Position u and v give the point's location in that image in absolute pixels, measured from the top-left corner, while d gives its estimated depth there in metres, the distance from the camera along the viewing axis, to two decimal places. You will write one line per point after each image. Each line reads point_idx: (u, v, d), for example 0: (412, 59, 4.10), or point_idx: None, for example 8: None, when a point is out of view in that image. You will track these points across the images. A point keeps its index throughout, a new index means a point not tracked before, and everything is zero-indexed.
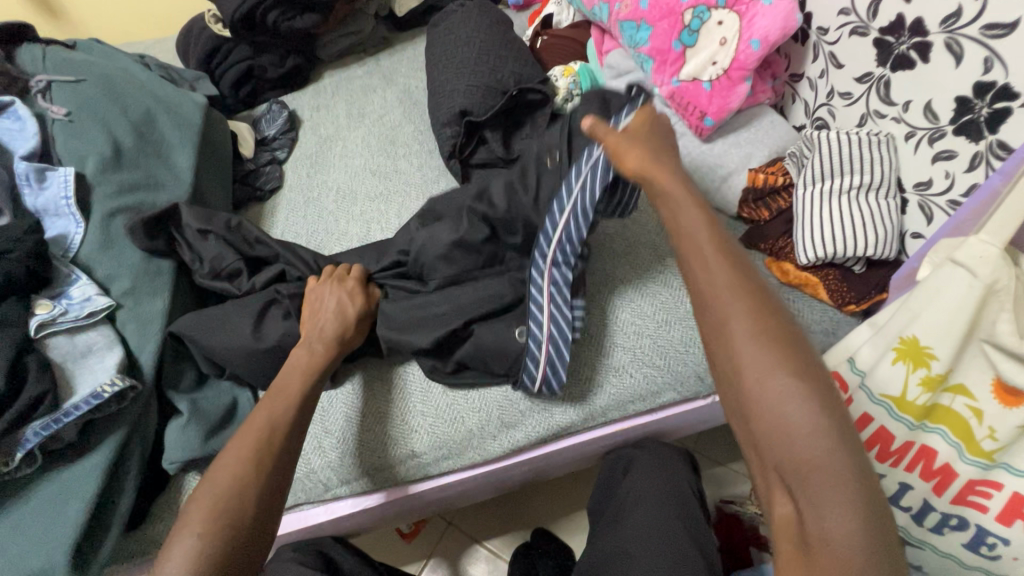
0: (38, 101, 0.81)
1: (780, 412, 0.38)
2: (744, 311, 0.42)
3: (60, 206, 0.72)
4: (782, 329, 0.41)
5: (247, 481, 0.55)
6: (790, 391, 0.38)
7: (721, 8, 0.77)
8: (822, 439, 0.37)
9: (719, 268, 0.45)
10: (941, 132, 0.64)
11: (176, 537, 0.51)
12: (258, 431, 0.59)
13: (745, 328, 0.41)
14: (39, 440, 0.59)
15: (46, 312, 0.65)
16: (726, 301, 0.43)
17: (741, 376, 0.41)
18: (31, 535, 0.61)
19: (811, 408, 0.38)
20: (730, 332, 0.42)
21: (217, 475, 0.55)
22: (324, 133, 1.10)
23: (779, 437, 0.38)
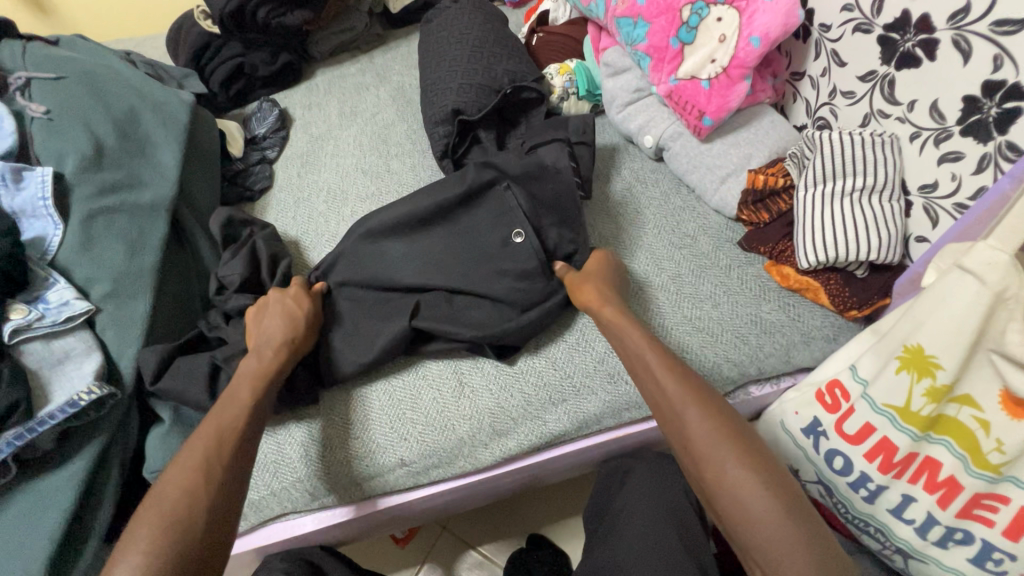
0: (17, 99, 0.78)
1: (742, 505, 0.49)
2: (704, 424, 0.53)
3: (38, 207, 0.70)
4: (734, 429, 0.53)
5: (201, 485, 0.53)
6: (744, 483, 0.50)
7: (720, 5, 0.75)
8: (779, 522, 0.48)
9: (675, 387, 0.56)
10: (947, 133, 0.61)
11: (121, 547, 0.49)
12: (212, 433, 0.57)
13: (701, 437, 0.53)
14: (11, 450, 0.57)
15: (21, 317, 0.62)
16: (686, 416, 0.54)
17: (716, 475, 0.51)
18: (3, 548, 0.58)
19: (765, 493, 0.49)
20: (688, 437, 0.53)
21: (164, 487, 0.53)
22: (315, 132, 1.08)
23: (744, 521, 0.49)
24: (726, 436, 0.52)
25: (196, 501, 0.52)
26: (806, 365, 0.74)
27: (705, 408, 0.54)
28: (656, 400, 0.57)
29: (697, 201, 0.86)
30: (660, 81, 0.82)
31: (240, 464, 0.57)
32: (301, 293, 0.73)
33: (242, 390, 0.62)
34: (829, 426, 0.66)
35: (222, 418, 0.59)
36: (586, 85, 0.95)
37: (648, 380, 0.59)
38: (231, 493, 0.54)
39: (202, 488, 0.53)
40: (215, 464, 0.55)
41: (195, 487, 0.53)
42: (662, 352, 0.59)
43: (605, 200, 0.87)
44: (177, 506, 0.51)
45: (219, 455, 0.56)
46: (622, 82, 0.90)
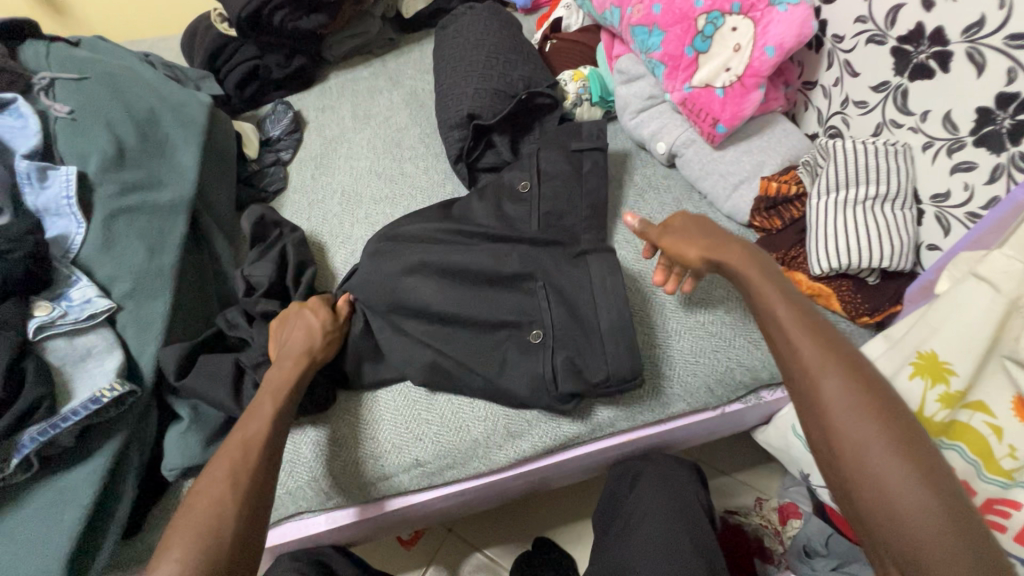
0: (41, 99, 0.79)
1: (878, 479, 0.43)
2: (846, 387, 0.47)
3: (61, 206, 0.71)
4: (889, 405, 0.46)
5: (228, 497, 0.53)
6: (893, 468, 0.43)
7: (735, 14, 0.76)
8: (930, 514, 0.41)
9: (811, 346, 0.51)
10: (960, 143, 0.63)
11: (156, 559, 0.50)
12: (237, 447, 0.58)
13: (840, 402, 0.47)
14: (35, 445, 0.58)
15: (45, 314, 0.63)
16: (824, 378, 0.48)
17: (854, 453, 0.45)
18: (26, 542, 0.59)
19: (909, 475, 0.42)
20: (824, 400, 0.48)
21: (197, 499, 0.53)
22: (329, 135, 1.09)
23: (880, 503, 0.43)
24: (873, 411, 0.46)
25: (230, 514, 0.53)
26: None
27: (853, 373, 0.48)
28: (787, 362, 0.52)
29: (709, 206, 0.87)
30: (674, 89, 0.84)
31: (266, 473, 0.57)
32: (320, 303, 0.75)
33: (264, 404, 0.62)
34: None
35: (248, 431, 0.60)
36: (599, 91, 0.97)
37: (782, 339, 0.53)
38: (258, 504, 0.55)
39: (231, 500, 0.53)
40: (241, 477, 0.55)
41: (224, 497, 0.53)
42: (796, 310, 0.54)
43: (618, 206, 0.88)
44: (208, 518, 0.52)
45: (244, 468, 0.56)
46: (635, 89, 0.91)
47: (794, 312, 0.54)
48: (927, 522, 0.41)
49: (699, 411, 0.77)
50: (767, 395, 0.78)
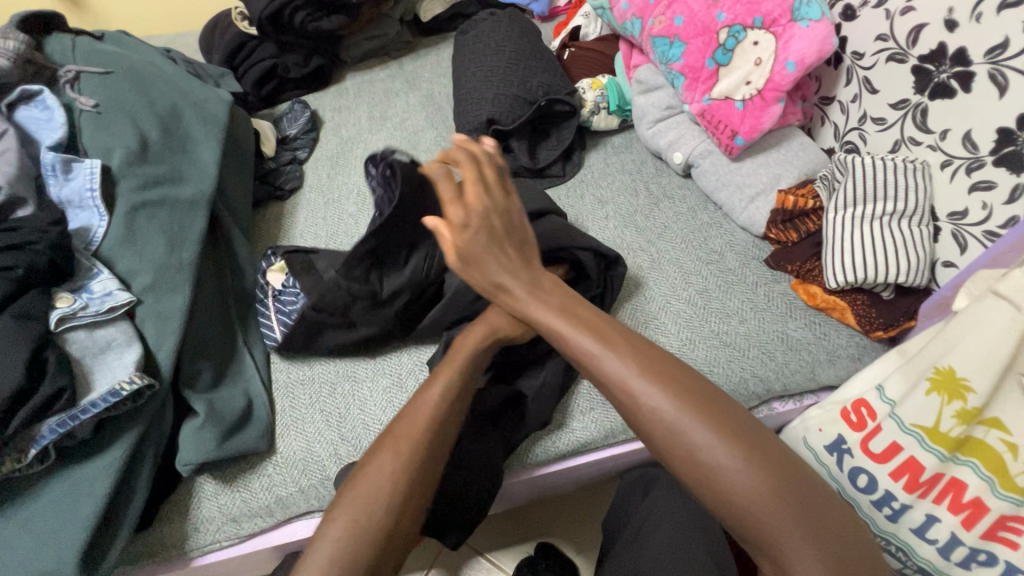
0: (66, 92, 0.80)
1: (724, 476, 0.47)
2: (654, 394, 0.50)
3: (84, 198, 0.71)
4: (685, 386, 0.51)
5: (394, 480, 0.51)
6: (725, 456, 0.47)
7: (757, 29, 0.77)
8: (769, 493, 0.46)
9: (623, 365, 0.52)
10: (979, 162, 0.63)
11: (326, 522, 0.49)
12: (418, 418, 0.55)
13: (663, 416, 0.49)
14: (54, 437, 0.58)
15: (67, 306, 0.63)
16: (642, 394, 0.50)
17: (696, 456, 0.48)
18: (42, 534, 0.59)
19: (740, 459, 0.47)
20: (648, 419, 0.50)
21: (372, 470, 0.51)
22: (345, 135, 1.10)
23: (726, 497, 0.47)
24: (687, 400, 0.50)
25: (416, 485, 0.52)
26: (830, 384, 0.75)
27: (658, 379, 0.51)
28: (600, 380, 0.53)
29: (724, 217, 0.88)
30: (693, 100, 0.85)
31: (430, 462, 0.54)
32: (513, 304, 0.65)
33: (435, 382, 0.57)
34: (855, 444, 0.67)
35: (422, 401, 0.56)
36: (616, 101, 0.97)
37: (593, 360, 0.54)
38: (420, 480, 0.53)
39: (406, 468, 0.52)
40: (409, 449, 0.53)
41: (401, 472, 0.51)
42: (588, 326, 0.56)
43: (632, 215, 0.89)
44: (381, 494, 0.50)
45: (408, 441, 0.53)
46: (654, 99, 0.92)
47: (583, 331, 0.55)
48: (765, 501, 0.46)
49: None
50: (778, 406, 0.76)
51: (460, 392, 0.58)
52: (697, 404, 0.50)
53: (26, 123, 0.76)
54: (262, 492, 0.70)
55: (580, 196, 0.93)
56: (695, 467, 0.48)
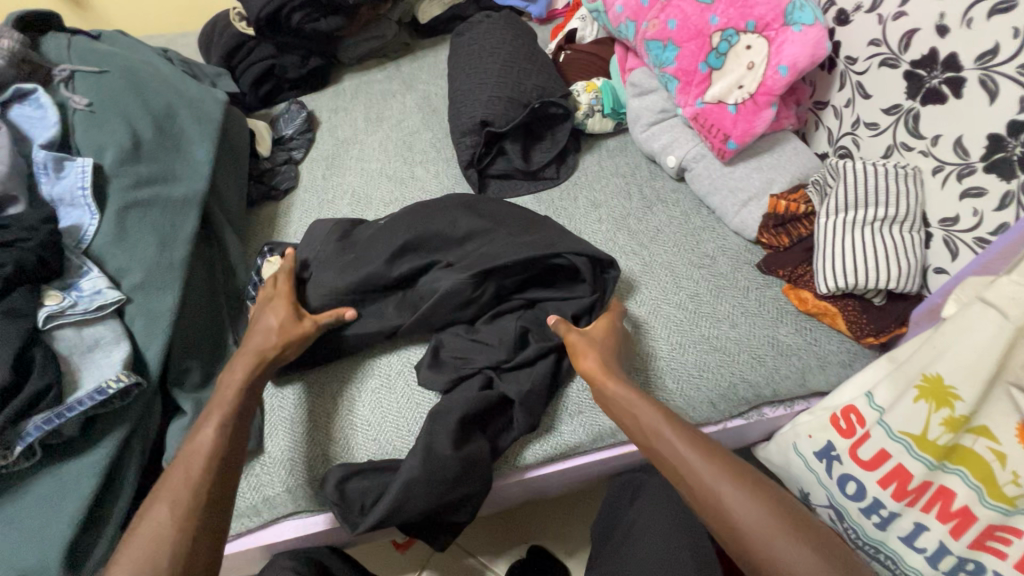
0: (60, 91, 0.80)
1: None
2: (739, 497, 0.54)
3: (76, 197, 0.72)
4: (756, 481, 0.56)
5: (166, 529, 0.52)
6: (794, 553, 0.51)
7: (749, 33, 0.77)
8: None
9: (706, 466, 0.56)
10: (970, 168, 0.63)
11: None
12: (186, 463, 0.57)
13: (752, 520, 0.53)
14: (40, 434, 0.58)
15: (55, 304, 0.64)
16: (725, 492, 0.55)
17: (779, 558, 0.52)
18: (26, 531, 0.59)
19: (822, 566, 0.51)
20: (734, 520, 0.54)
21: (143, 525, 0.52)
22: (341, 136, 1.10)
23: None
24: (758, 495, 0.54)
25: (156, 535, 0.51)
26: (821, 390, 0.75)
27: (745, 485, 0.55)
28: (682, 475, 0.57)
29: (717, 221, 0.87)
30: (686, 103, 0.84)
31: (212, 498, 0.55)
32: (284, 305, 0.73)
33: (205, 428, 0.60)
34: (844, 451, 0.66)
35: (197, 440, 0.59)
36: (611, 104, 0.97)
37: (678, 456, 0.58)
38: (213, 512, 0.55)
39: (187, 516, 0.53)
40: (183, 499, 0.54)
41: (183, 513, 0.53)
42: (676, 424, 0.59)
43: (625, 218, 0.89)
44: (162, 545, 0.51)
45: (188, 490, 0.54)
46: (648, 102, 0.92)
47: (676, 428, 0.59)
48: None
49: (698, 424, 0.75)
50: (767, 411, 0.76)
51: (238, 427, 0.62)
52: (779, 510, 0.54)
53: (20, 122, 0.76)
54: (250, 492, 0.71)
55: (574, 198, 0.93)
56: (763, 562, 0.52)
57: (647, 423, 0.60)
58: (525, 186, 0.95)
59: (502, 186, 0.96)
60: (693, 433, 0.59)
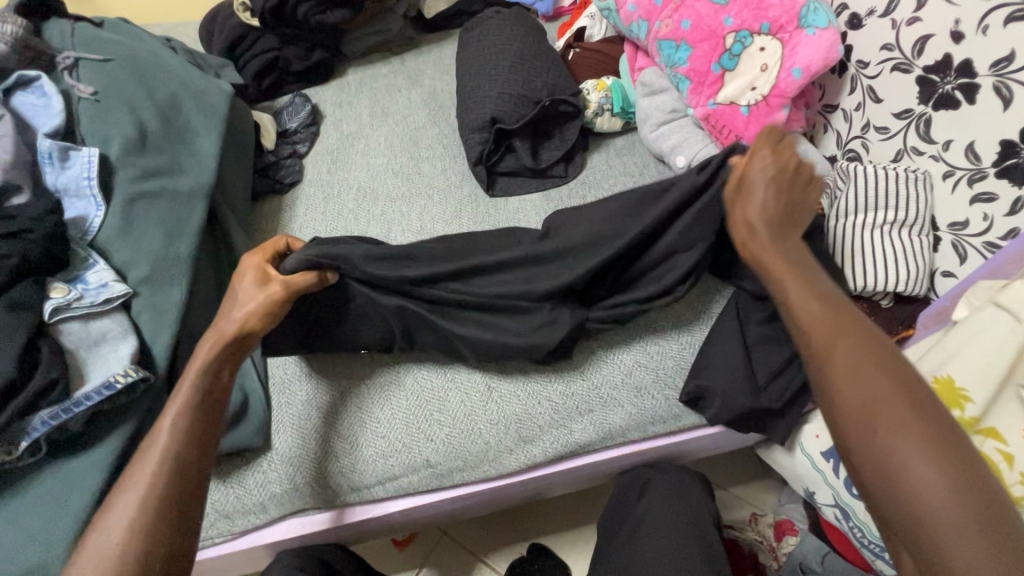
0: (63, 78, 0.79)
1: (908, 476, 0.41)
2: (859, 378, 0.45)
3: (81, 187, 0.70)
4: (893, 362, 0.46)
5: (116, 542, 0.46)
6: (903, 437, 0.42)
7: (763, 35, 0.77)
8: (943, 490, 0.40)
9: (829, 338, 0.48)
10: (982, 174, 0.64)
11: None
12: (144, 461, 0.51)
13: (862, 398, 0.44)
14: (45, 430, 0.57)
15: (61, 297, 0.62)
16: (840, 364, 0.46)
17: (883, 444, 0.43)
18: (31, 528, 0.58)
19: (945, 480, 0.40)
20: (836, 392, 0.46)
21: (97, 534, 0.48)
22: (346, 130, 1.09)
23: (908, 500, 0.40)
24: (886, 375, 0.45)
25: (107, 549, 0.46)
26: None
27: (872, 361, 0.46)
28: (799, 339, 0.50)
29: None
30: (698, 104, 0.84)
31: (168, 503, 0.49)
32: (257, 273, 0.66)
33: (166, 418, 0.53)
34: None
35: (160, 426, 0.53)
36: (620, 103, 0.97)
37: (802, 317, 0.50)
38: (176, 503, 0.49)
39: (137, 527, 0.47)
40: (134, 508, 0.48)
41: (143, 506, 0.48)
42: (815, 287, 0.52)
43: None
44: (112, 559, 0.46)
45: (139, 497, 0.48)
46: (658, 102, 0.92)
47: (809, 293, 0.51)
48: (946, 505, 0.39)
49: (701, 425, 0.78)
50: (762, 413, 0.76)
51: (201, 412, 0.54)
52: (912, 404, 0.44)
53: (22, 109, 0.74)
54: (256, 490, 0.70)
55: (582, 197, 0.93)
56: (858, 431, 0.44)
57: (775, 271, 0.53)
58: (533, 184, 0.95)
59: (510, 183, 0.96)
60: (836, 301, 0.50)
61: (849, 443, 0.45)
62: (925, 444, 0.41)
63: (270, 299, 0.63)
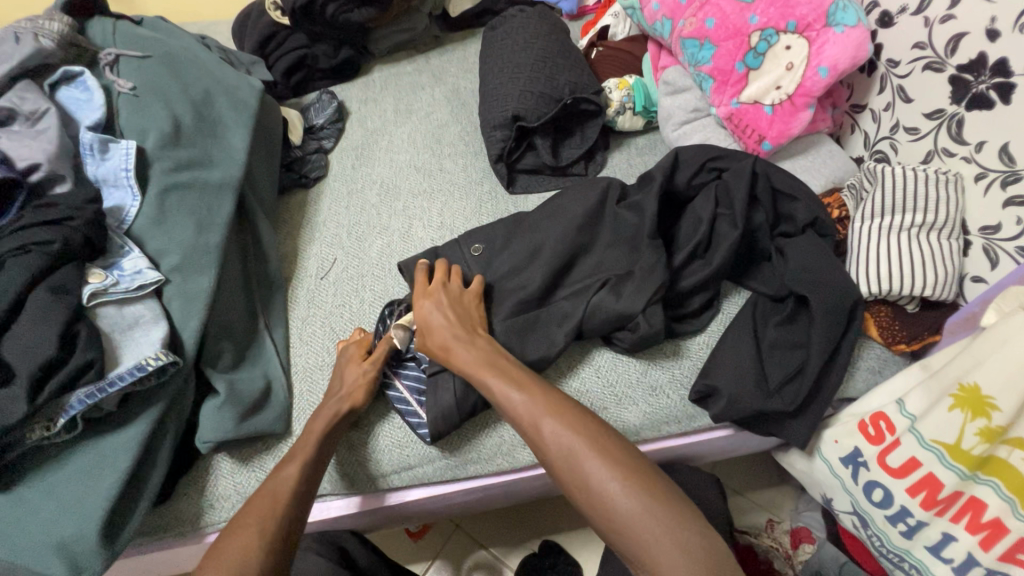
0: (105, 74, 0.83)
1: (614, 509, 0.51)
2: (561, 434, 0.55)
3: (119, 178, 0.74)
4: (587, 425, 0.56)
5: (254, 548, 0.53)
6: (608, 487, 0.52)
7: (790, 33, 0.76)
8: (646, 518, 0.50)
9: (546, 413, 0.57)
10: (1015, 176, 0.62)
11: None
12: (270, 492, 0.60)
13: (569, 460, 0.54)
14: (83, 407, 0.60)
15: (98, 282, 0.65)
16: (547, 432, 0.56)
17: (592, 492, 0.52)
18: (66, 500, 0.61)
19: (629, 494, 0.51)
20: (552, 452, 0.55)
21: (230, 541, 0.54)
22: (371, 126, 1.11)
23: (618, 522, 0.50)
24: (590, 440, 0.55)
25: (249, 550, 0.53)
26: (849, 396, 0.74)
27: (569, 424, 0.56)
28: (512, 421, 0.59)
29: None
30: (721, 103, 0.84)
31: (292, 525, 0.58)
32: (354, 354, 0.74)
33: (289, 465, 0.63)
34: (871, 458, 0.66)
35: (277, 482, 0.61)
36: (642, 102, 0.96)
37: (511, 407, 0.60)
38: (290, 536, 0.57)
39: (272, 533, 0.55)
40: (269, 526, 0.56)
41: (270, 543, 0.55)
42: (501, 374, 0.62)
43: None
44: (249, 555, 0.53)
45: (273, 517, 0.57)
46: (680, 101, 0.91)
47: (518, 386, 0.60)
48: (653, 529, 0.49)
49: (710, 429, 0.78)
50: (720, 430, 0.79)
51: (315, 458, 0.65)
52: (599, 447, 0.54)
53: (67, 103, 0.78)
54: None
55: None
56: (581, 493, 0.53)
57: (480, 376, 0.63)
58: (552, 182, 0.95)
59: (529, 180, 0.96)
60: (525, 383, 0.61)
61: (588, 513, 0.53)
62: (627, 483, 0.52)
63: (368, 379, 0.71)
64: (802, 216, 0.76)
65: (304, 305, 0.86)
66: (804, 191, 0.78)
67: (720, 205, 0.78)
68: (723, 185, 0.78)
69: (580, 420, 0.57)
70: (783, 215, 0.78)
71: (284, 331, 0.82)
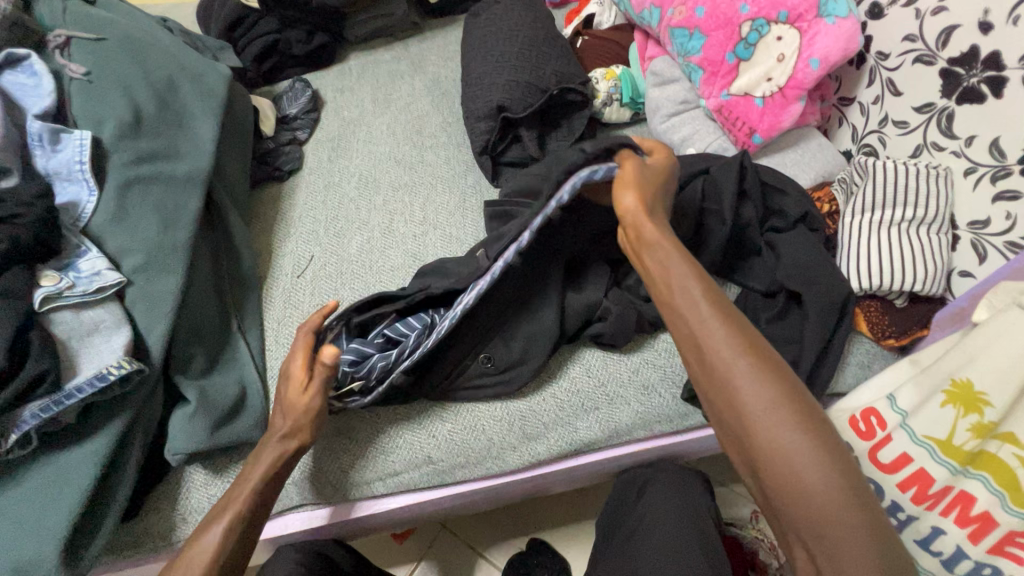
0: (56, 58, 0.76)
1: (800, 479, 0.43)
2: (755, 376, 0.46)
3: (73, 171, 0.68)
4: (785, 376, 0.47)
5: None
6: (802, 449, 0.44)
7: (781, 23, 0.75)
8: (843, 498, 0.43)
9: (742, 345, 0.48)
10: (1006, 171, 0.62)
11: None
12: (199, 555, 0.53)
13: (760, 402, 0.45)
14: (37, 422, 0.55)
15: (52, 285, 0.60)
16: (738, 367, 0.47)
17: (756, 435, 0.45)
18: (20, 521, 0.57)
19: (836, 480, 0.43)
20: (742, 391, 0.46)
21: None
22: (347, 116, 1.06)
23: (809, 504, 0.43)
24: (786, 397, 0.46)
25: None
26: (840, 391, 0.74)
27: (763, 363, 0.47)
28: (697, 340, 0.50)
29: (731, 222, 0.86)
30: (711, 95, 0.82)
31: None
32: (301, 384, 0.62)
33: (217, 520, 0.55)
34: (863, 453, 0.65)
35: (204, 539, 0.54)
36: (630, 92, 0.94)
37: (699, 323, 0.50)
38: None
39: None
40: None
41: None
42: (707, 289, 0.51)
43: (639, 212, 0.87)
44: None
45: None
46: (669, 92, 0.89)
47: (711, 300, 0.50)
48: (842, 510, 0.43)
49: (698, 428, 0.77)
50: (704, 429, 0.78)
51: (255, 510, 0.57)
52: (797, 401, 0.45)
53: (12, 89, 0.72)
54: None
55: None
56: (761, 447, 0.45)
57: (669, 274, 0.53)
58: None
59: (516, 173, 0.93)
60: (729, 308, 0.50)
61: (761, 469, 0.46)
62: (828, 457, 0.44)
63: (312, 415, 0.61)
64: (793, 210, 0.75)
65: (280, 305, 0.81)
66: (792, 184, 0.77)
67: (708, 200, 0.75)
68: (712, 180, 0.76)
69: (780, 369, 0.47)
70: (773, 210, 0.77)
71: (258, 333, 0.78)
